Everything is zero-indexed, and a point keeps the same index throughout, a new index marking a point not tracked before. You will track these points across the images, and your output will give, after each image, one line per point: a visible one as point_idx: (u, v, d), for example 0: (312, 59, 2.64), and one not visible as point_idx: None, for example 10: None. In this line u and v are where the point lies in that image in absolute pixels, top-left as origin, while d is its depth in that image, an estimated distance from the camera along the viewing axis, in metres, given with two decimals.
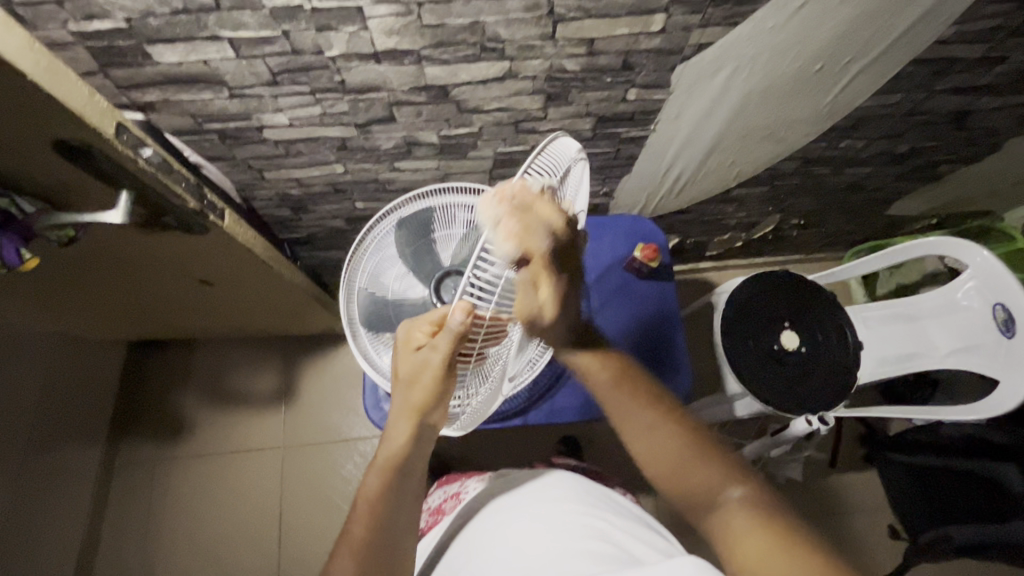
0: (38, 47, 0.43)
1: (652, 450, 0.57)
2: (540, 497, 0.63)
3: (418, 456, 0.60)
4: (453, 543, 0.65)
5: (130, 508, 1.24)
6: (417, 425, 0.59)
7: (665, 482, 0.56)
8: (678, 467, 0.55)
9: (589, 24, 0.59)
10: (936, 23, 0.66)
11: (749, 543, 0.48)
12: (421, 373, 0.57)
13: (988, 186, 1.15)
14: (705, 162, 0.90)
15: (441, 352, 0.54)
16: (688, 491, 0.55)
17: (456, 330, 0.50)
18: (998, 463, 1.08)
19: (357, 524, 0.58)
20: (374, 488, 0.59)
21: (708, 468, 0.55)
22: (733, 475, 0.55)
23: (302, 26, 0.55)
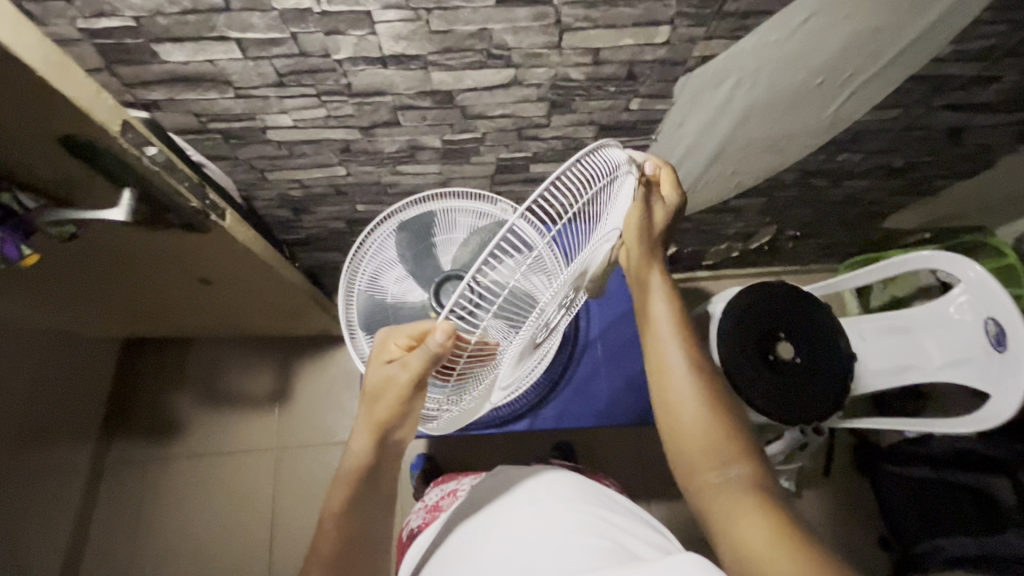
0: (48, 44, 0.43)
1: (675, 398, 0.58)
2: (538, 496, 0.62)
3: (384, 467, 0.59)
4: (448, 539, 0.64)
5: (119, 508, 1.22)
6: (381, 438, 0.57)
7: (670, 424, 0.58)
8: (685, 423, 0.57)
9: (595, 34, 0.60)
10: (935, 40, 0.67)
11: (740, 513, 0.49)
12: (385, 389, 0.55)
13: (980, 201, 1.17)
14: (705, 172, 0.91)
15: (409, 371, 0.52)
16: (697, 455, 0.55)
17: (435, 352, 0.48)
18: (990, 476, 1.09)
19: (325, 542, 0.55)
20: (340, 503, 0.56)
21: (719, 442, 0.55)
22: (741, 455, 0.54)
23: (311, 28, 0.56)
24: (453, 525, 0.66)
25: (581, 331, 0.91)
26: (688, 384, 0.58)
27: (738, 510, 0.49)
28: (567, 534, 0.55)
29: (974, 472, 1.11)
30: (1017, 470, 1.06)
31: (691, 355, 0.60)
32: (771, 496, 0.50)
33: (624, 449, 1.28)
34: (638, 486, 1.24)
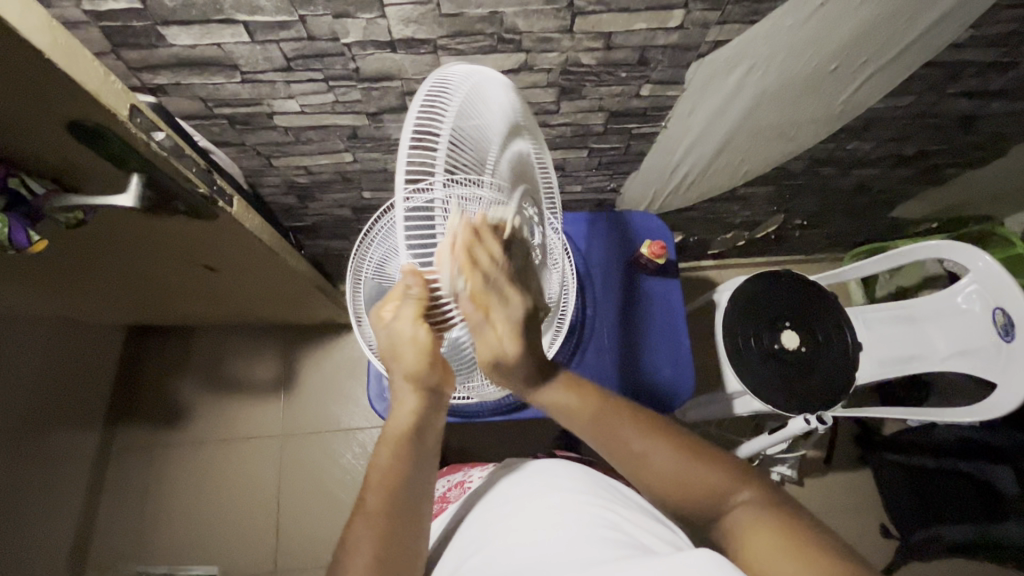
0: (55, 25, 0.42)
1: (651, 471, 0.55)
2: (550, 486, 0.60)
3: (429, 425, 0.58)
4: (459, 530, 0.64)
5: (127, 493, 1.23)
6: (420, 390, 0.56)
7: (673, 495, 0.55)
8: (682, 488, 0.54)
9: (607, 18, 0.59)
10: (954, 25, 0.66)
11: (759, 544, 0.48)
12: (400, 345, 0.53)
13: (988, 191, 1.16)
14: (714, 160, 0.90)
15: (408, 318, 0.51)
16: (693, 498, 0.54)
17: (416, 295, 0.48)
18: (993, 465, 1.11)
19: (373, 495, 0.53)
20: (389, 457, 0.55)
21: (715, 478, 0.54)
22: (737, 478, 0.54)
23: (320, 11, 0.55)
24: (467, 516, 0.65)
25: (595, 322, 0.91)
26: (656, 442, 0.56)
27: (756, 533, 0.49)
28: (578, 523, 0.54)
29: (974, 461, 1.13)
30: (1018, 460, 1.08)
31: (626, 418, 0.58)
32: (781, 508, 0.51)
33: None
34: None
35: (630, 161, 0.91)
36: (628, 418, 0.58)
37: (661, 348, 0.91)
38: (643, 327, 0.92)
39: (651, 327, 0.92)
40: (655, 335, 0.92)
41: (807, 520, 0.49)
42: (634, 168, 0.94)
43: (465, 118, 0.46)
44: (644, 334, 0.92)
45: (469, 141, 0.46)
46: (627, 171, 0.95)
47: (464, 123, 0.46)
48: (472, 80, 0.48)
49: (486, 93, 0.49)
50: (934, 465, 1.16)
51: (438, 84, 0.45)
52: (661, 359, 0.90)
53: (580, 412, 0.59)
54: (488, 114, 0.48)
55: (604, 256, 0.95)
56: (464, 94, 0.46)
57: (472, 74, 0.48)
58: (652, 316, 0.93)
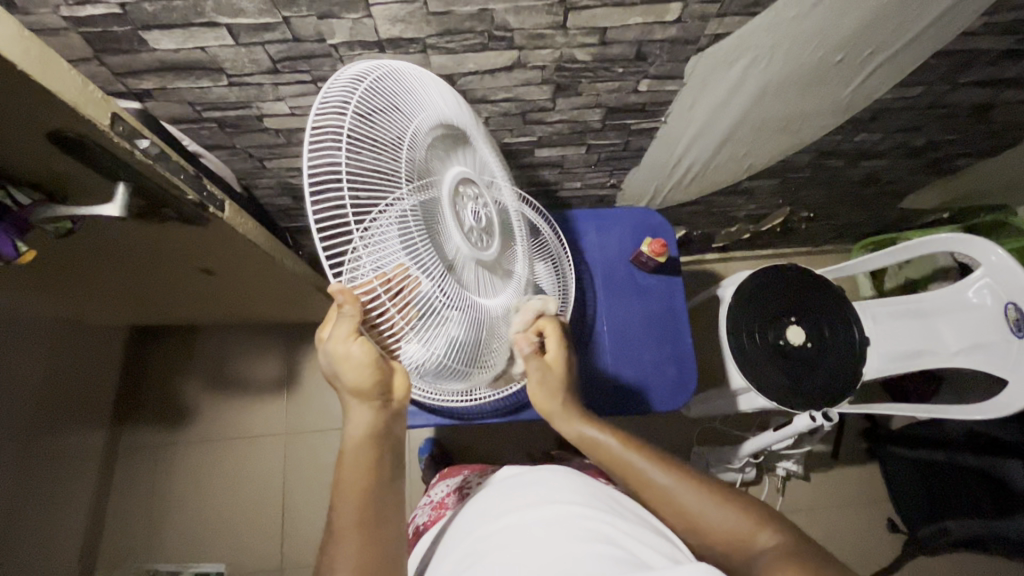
0: (28, 35, 0.41)
1: (672, 511, 0.57)
2: (539, 498, 0.57)
3: (388, 433, 0.56)
4: (448, 544, 0.60)
5: (134, 493, 1.25)
6: (374, 405, 0.54)
7: (702, 538, 0.56)
8: (705, 530, 0.55)
9: (602, 13, 0.57)
10: (965, 13, 0.63)
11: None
12: (344, 363, 0.51)
13: (1002, 180, 1.13)
14: (717, 153, 0.88)
15: (342, 333, 0.49)
16: (720, 540, 0.54)
17: (349, 310, 0.47)
18: (1001, 459, 1.04)
19: (344, 513, 0.52)
20: (352, 471, 0.54)
21: (738, 518, 0.54)
22: (759, 520, 0.53)
23: (303, 12, 0.53)
24: (455, 530, 0.62)
25: (599, 323, 0.90)
26: (682, 483, 0.58)
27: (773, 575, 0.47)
28: (567, 536, 0.51)
29: (986, 456, 1.06)
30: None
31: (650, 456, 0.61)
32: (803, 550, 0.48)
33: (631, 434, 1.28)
34: None
35: (630, 156, 0.89)
36: (657, 457, 0.61)
37: (665, 347, 0.89)
38: (644, 328, 0.90)
39: (655, 326, 0.90)
40: (659, 335, 0.90)
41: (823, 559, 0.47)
42: (635, 163, 0.92)
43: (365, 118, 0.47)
44: (645, 334, 0.90)
45: (379, 141, 0.47)
46: (627, 167, 0.93)
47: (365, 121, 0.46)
48: (370, 77, 0.49)
49: (379, 85, 0.49)
50: (943, 458, 1.13)
51: (334, 91, 0.46)
52: (662, 359, 0.89)
53: (603, 445, 0.63)
54: (391, 107, 0.49)
55: (607, 255, 0.93)
56: (360, 93, 0.47)
57: (368, 72, 0.49)
58: (656, 315, 0.91)
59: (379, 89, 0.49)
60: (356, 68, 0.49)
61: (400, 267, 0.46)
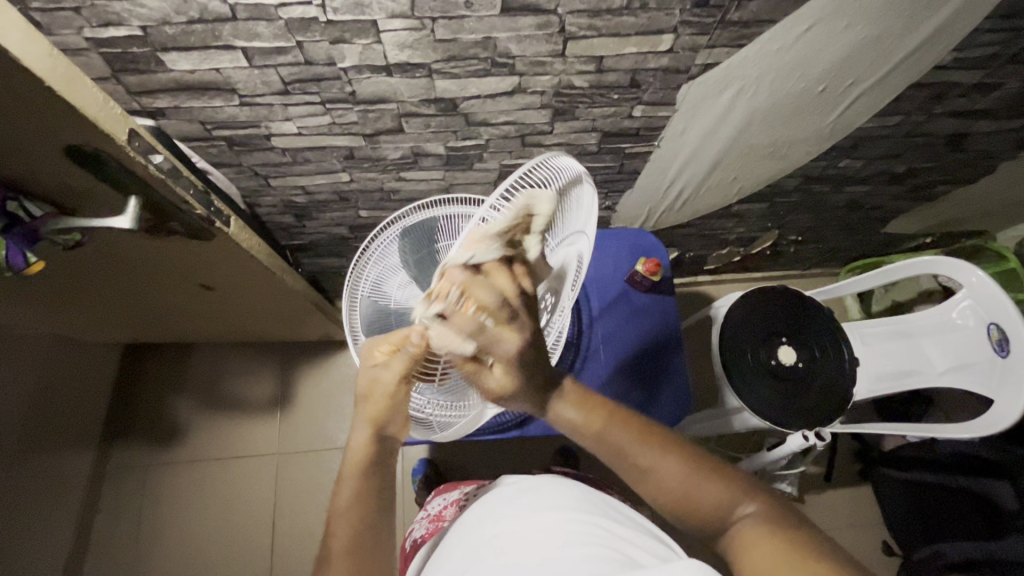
0: (57, 54, 0.43)
1: (650, 484, 0.51)
2: (532, 505, 0.57)
3: (384, 464, 0.55)
4: (442, 555, 0.60)
5: (120, 514, 1.22)
6: (377, 435, 0.54)
7: (674, 511, 0.51)
8: (680, 501, 0.50)
9: (599, 43, 0.60)
10: (937, 49, 0.67)
11: (761, 556, 0.43)
12: (373, 388, 0.54)
13: (980, 207, 1.18)
14: (708, 178, 0.91)
15: (396, 371, 0.54)
16: (695, 509, 0.49)
17: (412, 353, 0.53)
18: (993, 481, 1.08)
19: (337, 539, 0.49)
20: (347, 500, 0.51)
21: (715, 486, 0.50)
22: (738, 489, 0.49)
23: (316, 37, 0.56)
24: (449, 541, 0.61)
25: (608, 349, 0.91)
26: (664, 458, 0.51)
27: (762, 550, 0.44)
28: (565, 541, 0.50)
29: (976, 477, 1.10)
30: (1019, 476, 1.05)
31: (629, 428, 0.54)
32: (784, 524, 0.45)
33: None
34: (638, 491, 1.25)
35: (624, 180, 0.92)
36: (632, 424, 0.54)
37: (670, 376, 0.90)
38: (640, 346, 0.92)
39: (662, 355, 0.91)
40: (666, 366, 0.91)
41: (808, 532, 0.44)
42: (628, 186, 0.95)
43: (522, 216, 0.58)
44: (641, 353, 0.91)
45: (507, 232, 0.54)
46: (621, 189, 0.96)
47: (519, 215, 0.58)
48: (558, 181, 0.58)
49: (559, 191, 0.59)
50: (935, 480, 1.14)
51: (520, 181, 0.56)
52: (659, 376, 0.90)
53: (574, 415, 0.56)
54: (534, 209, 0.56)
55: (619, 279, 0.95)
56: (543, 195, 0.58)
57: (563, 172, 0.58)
58: (665, 345, 0.92)
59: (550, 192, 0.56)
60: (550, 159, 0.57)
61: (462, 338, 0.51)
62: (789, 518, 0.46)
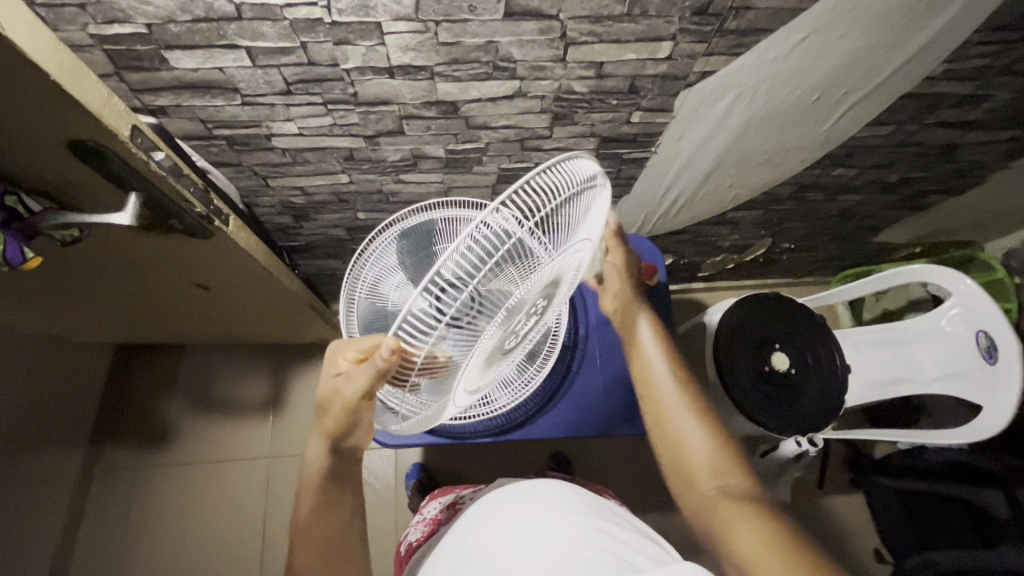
0: (63, 48, 0.43)
1: (669, 424, 0.60)
2: (529, 506, 0.57)
3: (344, 472, 0.57)
4: (440, 555, 0.60)
5: (108, 518, 1.20)
6: (334, 448, 0.54)
7: (669, 454, 0.59)
8: (680, 444, 0.58)
9: (599, 49, 0.61)
10: (928, 60, 0.69)
11: (742, 532, 0.48)
12: (333, 402, 0.52)
13: (969, 217, 1.20)
14: (704, 184, 0.93)
15: (356, 385, 0.49)
16: (693, 464, 0.56)
17: (380, 366, 0.46)
18: (986, 489, 1.10)
19: (300, 553, 0.53)
20: (308, 516, 0.54)
21: (719, 457, 0.56)
22: (737, 469, 0.55)
23: (321, 38, 0.56)
24: (446, 542, 0.61)
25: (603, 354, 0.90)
26: (685, 409, 0.60)
27: (742, 528, 0.48)
28: (564, 543, 0.51)
29: (972, 486, 1.12)
30: (1014, 487, 1.07)
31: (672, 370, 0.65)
32: (772, 512, 0.50)
33: (620, 459, 1.29)
34: (632, 496, 1.25)
35: (621, 185, 0.93)
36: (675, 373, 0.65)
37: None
38: None
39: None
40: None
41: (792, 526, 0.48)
42: (625, 191, 0.96)
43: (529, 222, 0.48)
44: None
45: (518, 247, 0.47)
46: (618, 195, 0.97)
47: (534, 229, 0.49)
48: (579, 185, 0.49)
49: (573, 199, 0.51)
50: (926, 487, 1.16)
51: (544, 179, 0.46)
52: None
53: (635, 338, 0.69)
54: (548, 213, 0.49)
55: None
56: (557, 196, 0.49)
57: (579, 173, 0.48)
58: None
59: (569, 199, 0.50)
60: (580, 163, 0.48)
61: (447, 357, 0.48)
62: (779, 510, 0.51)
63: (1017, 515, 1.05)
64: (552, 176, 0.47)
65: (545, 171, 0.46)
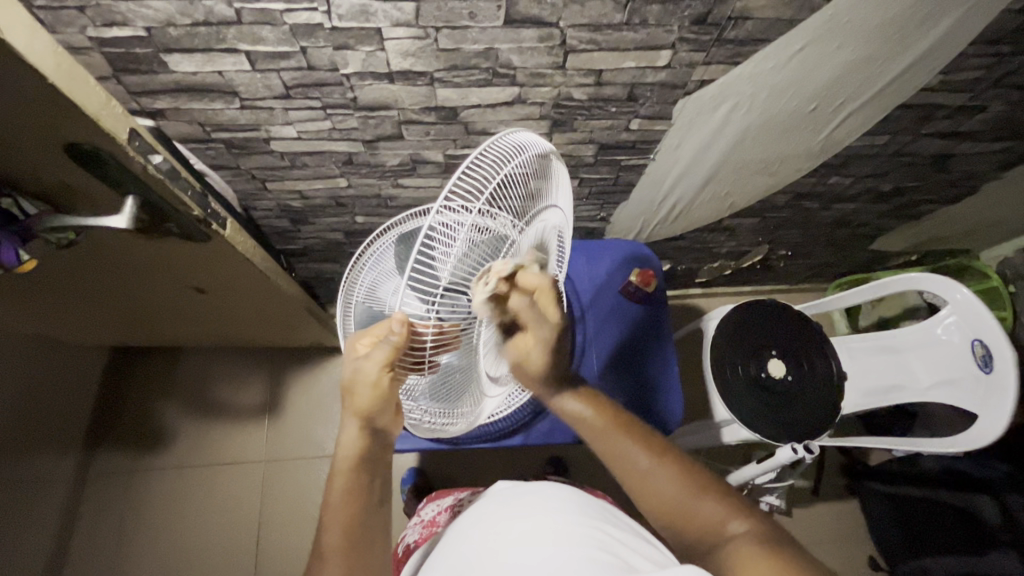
0: (61, 51, 0.43)
1: (651, 491, 0.56)
2: (527, 509, 0.57)
3: (376, 457, 0.57)
4: (438, 556, 0.60)
5: (100, 522, 1.19)
6: (365, 427, 0.55)
7: (666, 521, 0.55)
8: (675, 512, 0.55)
9: (599, 56, 0.61)
10: (924, 71, 0.69)
11: (755, 574, 0.44)
12: (359, 381, 0.52)
13: (964, 226, 1.21)
14: (702, 191, 0.93)
15: (377, 361, 0.50)
16: (693, 525, 0.53)
17: (396, 341, 0.46)
18: (974, 496, 1.10)
19: (331, 534, 0.52)
20: (340, 497, 0.54)
21: (711, 507, 0.53)
22: (732, 511, 0.52)
23: (320, 43, 0.56)
24: (443, 545, 0.61)
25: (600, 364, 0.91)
26: (660, 465, 0.57)
27: (753, 564, 0.45)
28: (564, 543, 0.51)
29: (959, 492, 1.12)
30: (1004, 492, 1.08)
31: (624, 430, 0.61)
32: (776, 543, 0.47)
33: (616, 464, 1.28)
34: (628, 502, 1.25)
35: (619, 192, 0.94)
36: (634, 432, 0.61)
37: (657, 399, 0.90)
38: (632, 356, 0.92)
39: (651, 374, 0.91)
40: (654, 390, 0.91)
41: (797, 551, 0.46)
42: (624, 198, 0.96)
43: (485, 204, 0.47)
44: (633, 363, 0.92)
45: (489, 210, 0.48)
46: (616, 201, 0.97)
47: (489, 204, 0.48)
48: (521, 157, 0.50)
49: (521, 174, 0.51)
50: (919, 494, 1.16)
51: (497, 149, 0.48)
52: (650, 387, 0.91)
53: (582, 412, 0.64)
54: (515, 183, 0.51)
55: (619, 296, 0.95)
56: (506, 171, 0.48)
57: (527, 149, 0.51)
58: (655, 366, 0.92)
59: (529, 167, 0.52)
60: (526, 138, 0.51)
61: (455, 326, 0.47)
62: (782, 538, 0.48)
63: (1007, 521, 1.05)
64: (495, 149, 0.48)
65: (498, 139, 0.48)
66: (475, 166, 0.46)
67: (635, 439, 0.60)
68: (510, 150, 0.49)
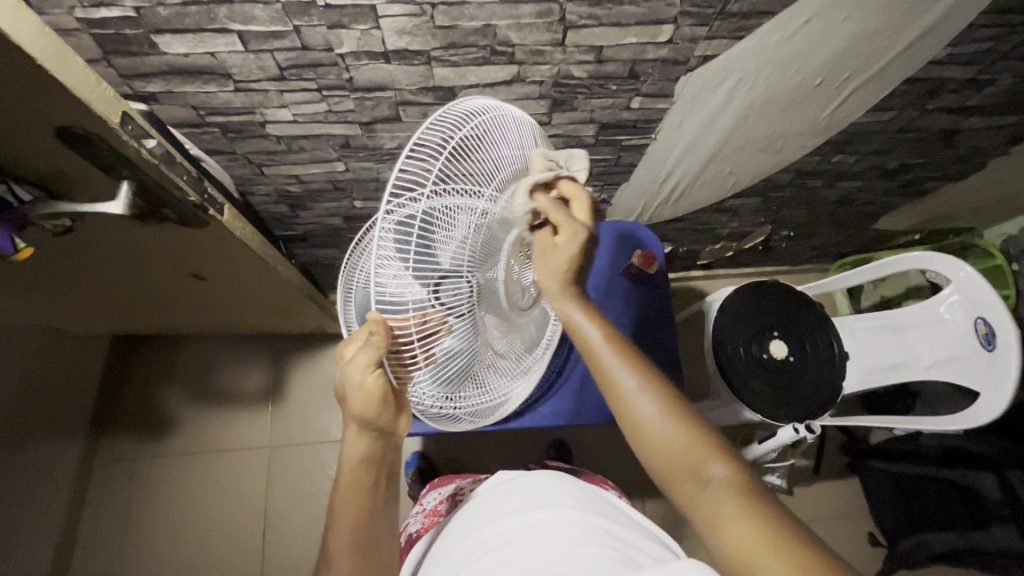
0: (48, 32, 0.42)
1: (638, 418, 0.50)
2: (530, 503, 0.57)
3: (383, 455, 0.56)
4: (440, 550, 0.60)
5: (109, 508, 1.20)
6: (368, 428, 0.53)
7: (648, 452, 0.50)
8: (650, 440, 0.50)
9: (599, 32, 0.60)
10: (931, 42, 0.68)
11: (735, 530, 0.43)
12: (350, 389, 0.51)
13: (969, 204, 1.19)
14: (705, 170, 0.91)
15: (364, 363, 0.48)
16: (676, 463, 0.48)
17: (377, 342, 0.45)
18: (976, 472, 1.10)
19: (338, 537, 0.51)
20: (345, 497, 0.53)
21: (700, 446, 0.49)
22: (717, 453, 0.48)
23: (314, 21, 0.55)
24: (447, 536, 0.61)
25: None
26: (647, 390, 0.51)
27: (735, 524, 0.43)
28: (566, 538, 0.50)
29: (961, 469, 1.12)
30: (1005, 469, 1.07)
31: (629, 358, 0.53)
32: (762, 502, 0.45)
33: (619, 445, 1.30)
34: (631, 483, 1.26)
35: (620, 173, 0.93)
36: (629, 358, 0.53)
37: (656, 356, 0.91)
38: (636, 338, 0.92)
39: (655, 354, 0.91)
40: (664, 367, 0.91)
41: (784, 514, 0.43)
42: (625, 179, 0.95)
43: (446, 187, 0.45)
44: (637, 345, 0.92)
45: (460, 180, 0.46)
46: (617, 182, 0.96)
47: (455, 181, 0.46)
48: (485, 122, 0.48)
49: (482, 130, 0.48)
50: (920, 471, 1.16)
51: (449, 116, 0.46)
52: (655, 368, 0.91)
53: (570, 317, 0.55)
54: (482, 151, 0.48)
55: (616, 276, 0.95)
56: (466, 134, 0.46)
57: (483, 109, 0.49)
58: (662, 344, 0.92)
59: (491, 126, 0.49)
60: (487, 104, 0.49)
61: (436, 314, 0.47)
62: (768, 493, 0.46)
63: (1008, 497, 1.05)
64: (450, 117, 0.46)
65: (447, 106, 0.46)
66: (427, 136, 0.44)
67: (629, 364, 0.53)
68: (467, 118, 0.47)
